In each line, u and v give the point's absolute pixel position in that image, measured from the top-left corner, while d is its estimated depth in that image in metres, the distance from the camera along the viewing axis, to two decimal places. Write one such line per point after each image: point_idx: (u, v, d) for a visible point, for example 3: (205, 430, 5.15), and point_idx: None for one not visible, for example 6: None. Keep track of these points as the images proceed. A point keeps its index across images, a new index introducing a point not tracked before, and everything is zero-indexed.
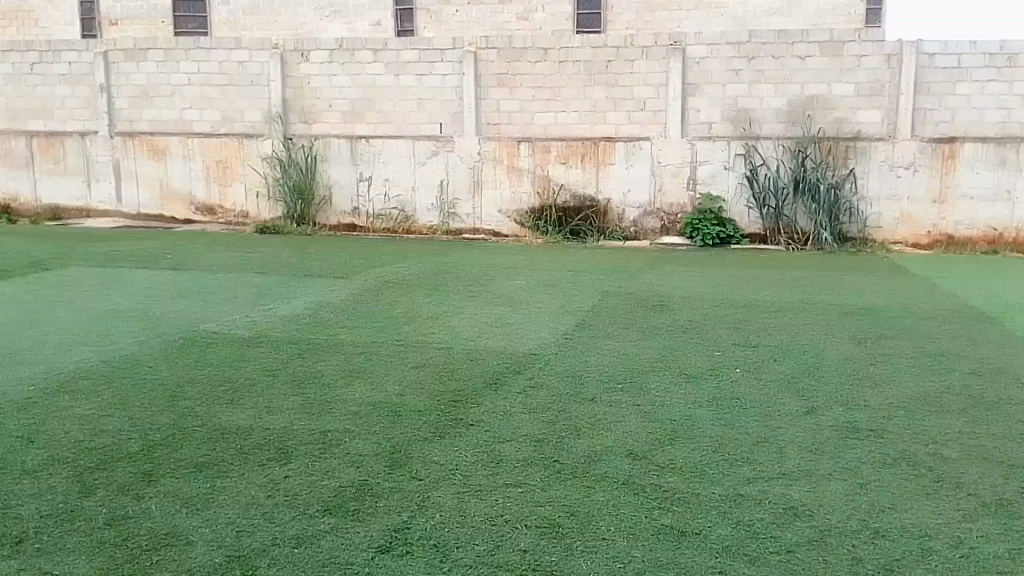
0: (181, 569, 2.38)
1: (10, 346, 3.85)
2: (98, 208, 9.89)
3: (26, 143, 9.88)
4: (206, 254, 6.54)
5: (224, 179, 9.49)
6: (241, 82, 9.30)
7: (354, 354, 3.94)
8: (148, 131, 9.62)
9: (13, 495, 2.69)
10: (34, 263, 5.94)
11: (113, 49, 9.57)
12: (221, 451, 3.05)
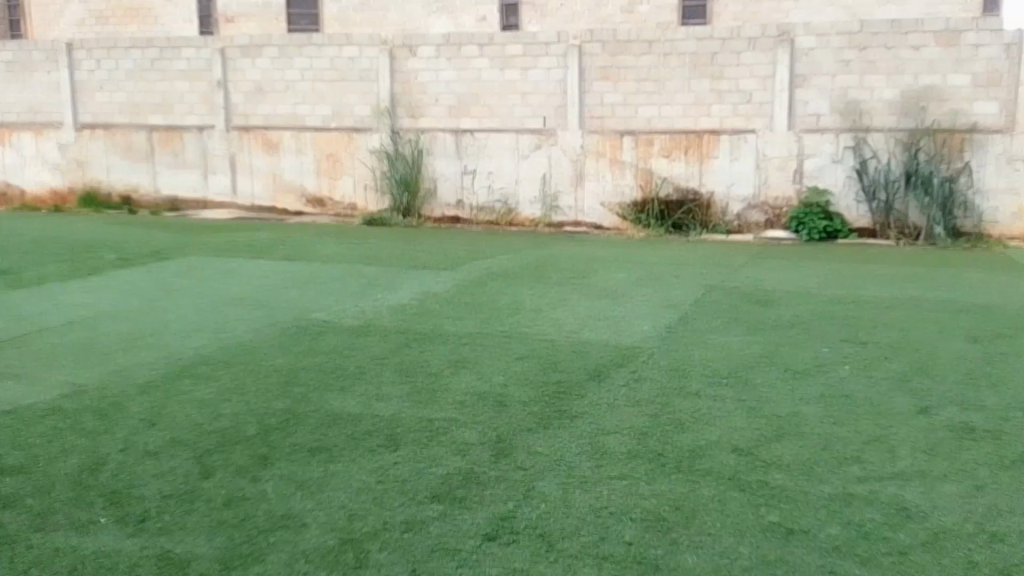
0: (297, 550, 2.44)
1: (138, 331, 4.06)
2: (215, 201, 9.54)
3: (146, 136, 9.59)
4: (316, 244, 6.79)
5: (336, 173, 9.05)
6: (350, 78, 8.86)
7: (458, 345, 3.98)
8: (263, 125, 9.23)
9: (136, 474, 2.73)
10: (154, 253, 6.20)
11: (229, 46, 9.23)
12: (333, 436, 3.08)
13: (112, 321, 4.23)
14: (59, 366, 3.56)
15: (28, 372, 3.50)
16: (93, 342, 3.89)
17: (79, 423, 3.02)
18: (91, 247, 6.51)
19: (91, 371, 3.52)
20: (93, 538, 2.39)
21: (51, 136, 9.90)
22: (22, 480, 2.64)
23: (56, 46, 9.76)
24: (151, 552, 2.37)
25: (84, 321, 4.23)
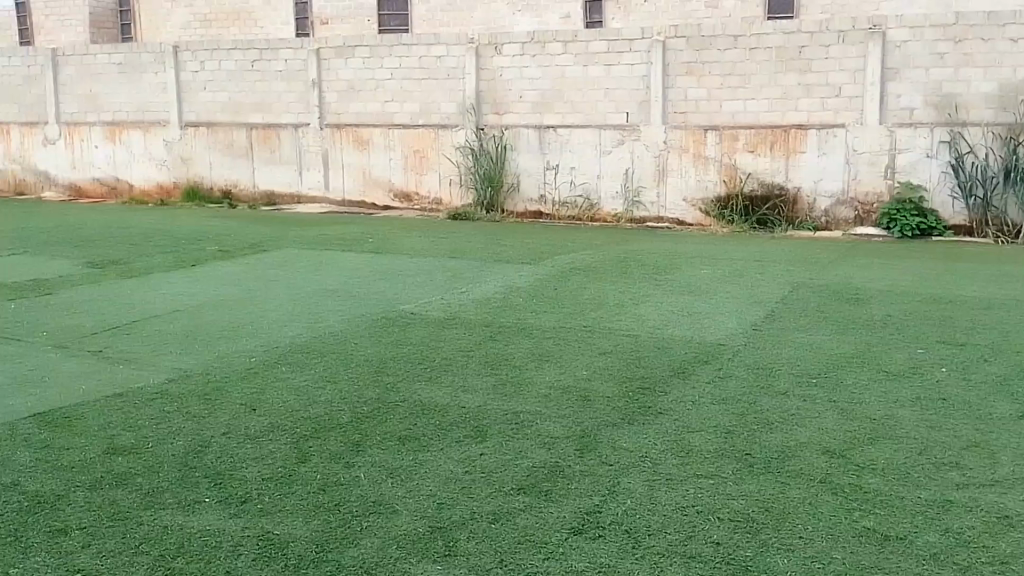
0: (390, 536, 2.48)
1: (238, 320, 4.20)
2: (307, 194, 10.51)
3: (247, 134, 10.66)
4: (402, 237, 7.05)
5: (420, 168, 9.86)
6: (439, 75, 9.58)
7: (542, 338, 4.01)
8: (354, 123, 10.12)
9: (237, 457, 2.79)
10: (254, 245, 6.50)
11: (325, 47, 10.12)
12: (421, 426, 3.11)
13: (215, 309, 4.41)
14: (170, 351, 3.72)
15: (140, 356, 3.66)
16: (197, 328, 4.06)
17: (185, 408, 3.11)
18: (196, 240, 6.90)
19: (197, 357, 3.66)
20: (198, 516, 2.43)
21: (162, 134, 11.10)
22: (133, 459, 2.71)
23: (165, 49, 10.88)
24: (253, 533, 2.39)
25: (190, 308, 4.42)
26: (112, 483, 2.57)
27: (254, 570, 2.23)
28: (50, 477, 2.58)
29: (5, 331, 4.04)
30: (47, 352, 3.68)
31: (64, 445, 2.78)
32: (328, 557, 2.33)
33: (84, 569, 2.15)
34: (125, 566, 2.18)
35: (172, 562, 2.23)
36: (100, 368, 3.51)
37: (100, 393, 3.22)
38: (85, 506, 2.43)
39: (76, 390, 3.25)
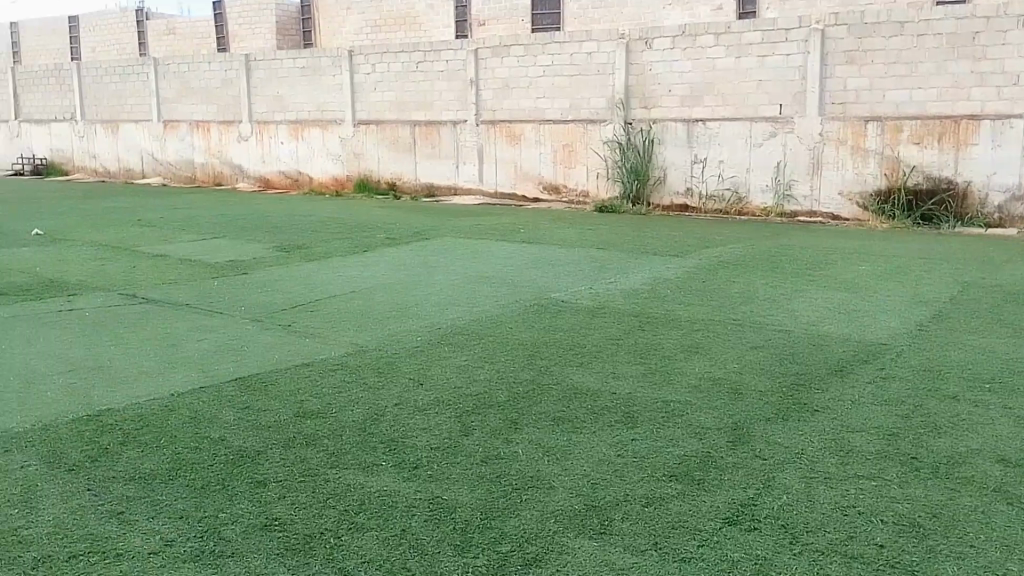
0: (547, 510, 2.56)
1: (403, 302, 4.46)
2: (464, 187, 11.40)
3: (411, 130, 11.69)
4: (553, 228, 7.38)
5: (569, 161, 10.44)
6: (589, 72, 10.12)
7: (692, 330, 4.03)
8: (507, 119, 10.87)
9: (408, 426, 3.02)
10: (416, 234, 6.95)
11: (481, 47, 10.92)
12: (575, 409, 3.20)
13: (383, 291, 4.71)
14: (347, 328, 3.99)
15: (321, 331, 3.95)
16: (367, 308, 4.35)
17: (362, 379, 3.37)
18: (365, 228, 7.44)
19: (369, 334, 3.91)
20: (376, 478, 2.69)
21: (337, 131, 12.43)
22: (319, 423, 2.99)
23: (342, 53, 12.16)
24: (424, 496, 2.61)
25: (361, 292, 4.71)
26: (303, 443, 2.87)
27: (426, 530, 2.43)
28: (250, 434, 2.90)
29: (207, 303, 4.50)
30: (243, 324, 4.07)
31: (260, 408, 3.09)
32: (490, 525, 2.47)
33: (280, 518, 2.46)
34: (315, 518, 2.46)
35: (355, 517, 2.48)
36: (287, 339, 3.84)
37: (290, 362, 3.54)
38: (280, 462, 2.75)
39: (267, 359, 3.57)
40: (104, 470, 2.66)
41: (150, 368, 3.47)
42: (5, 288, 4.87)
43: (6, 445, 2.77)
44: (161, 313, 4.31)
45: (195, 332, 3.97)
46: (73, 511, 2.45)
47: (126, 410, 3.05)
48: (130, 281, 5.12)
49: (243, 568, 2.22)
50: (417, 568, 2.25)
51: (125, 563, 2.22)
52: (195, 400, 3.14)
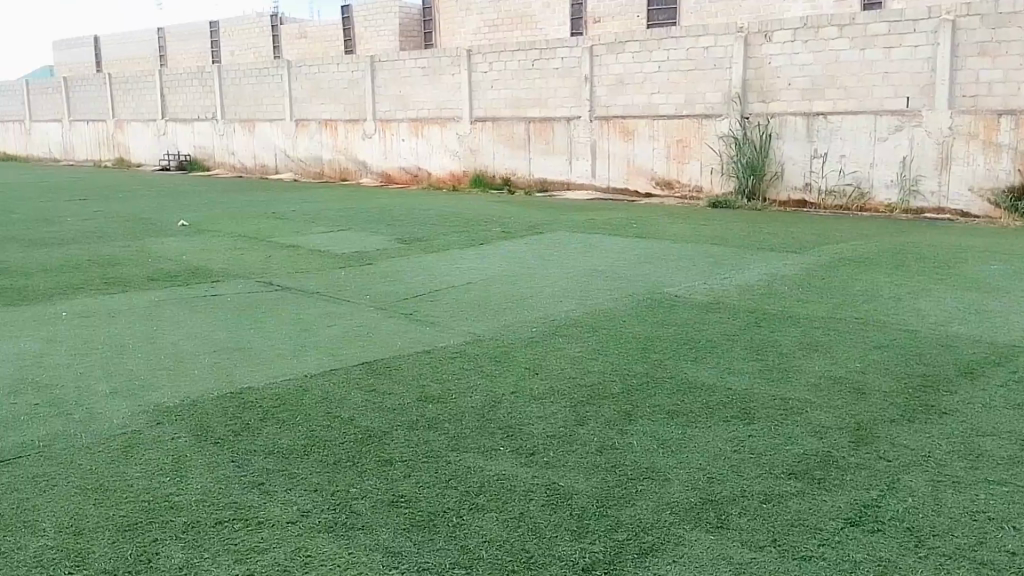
0: (662, 501, 2.57)
1: (521, 294, 4.64)
2: (577, 182, 11.84)
3: (525, 127, 12.24)
4: (665, 226, 7.49)
5: (682, 157, 10.69)
6: (706, 66, 10.29)
7: (813, 329, 3.98)
8: (621, 115, 11.21)
9: (525, 414, 3.11)
10: (532, 229, 7.22)
11: (597, 44, 11.34)
12: (690, 403, 3.21)
13: (499, 283, 4.92)
14: (466, 317, 4.17)
15: (441, 320, 4.15)
16: (484, 300, 4.54)
17: (479, 366, 3.51)
18: (482, 222, 7.76)
19: (487, 324, 4.06)
20: (495, 462, 2.78)
21: (455, 129, 13.19)
22: (440, 407, 3.14)
23: (461, 53, 12.85)
24: (541, 482, 2.67)
25: (476, 284, 4.90)
26: (426, 426, 3.01)
27: (543, 514, 2.49)
28: (375, 415, 3.07)
29: (336, 292, 4.77)
30: (369, 312, 4.30)
31: (386, 390, 3.27)
32: (606, 513, 2.49)
33: (405, 495, 2.58)
34: (438, 497, 2.57)
35: (475, 498, 2.57)
36: (410, 326, 4.04)
37: (411, 349, 3.72)
38: (405, 443, 2.89)
39: (391, 345, 3.76)
40: (247, 443, 2.87)
41: (285, 350, 3.72)
42: (159, 274, 5.30)
43: (160, 418, 3.04)
44: (294, 299, 4.60)
45: (325, 318, 4.22)
46: (219, 480, 2.64)
47: (264, 388, 3.29)
48: (266, 269, 5.45)
49: (372, 540, 2.33)
50: (535, 551, 2.30)
51: (266, 530, 2.38)
52: (327, 381, 3.36)
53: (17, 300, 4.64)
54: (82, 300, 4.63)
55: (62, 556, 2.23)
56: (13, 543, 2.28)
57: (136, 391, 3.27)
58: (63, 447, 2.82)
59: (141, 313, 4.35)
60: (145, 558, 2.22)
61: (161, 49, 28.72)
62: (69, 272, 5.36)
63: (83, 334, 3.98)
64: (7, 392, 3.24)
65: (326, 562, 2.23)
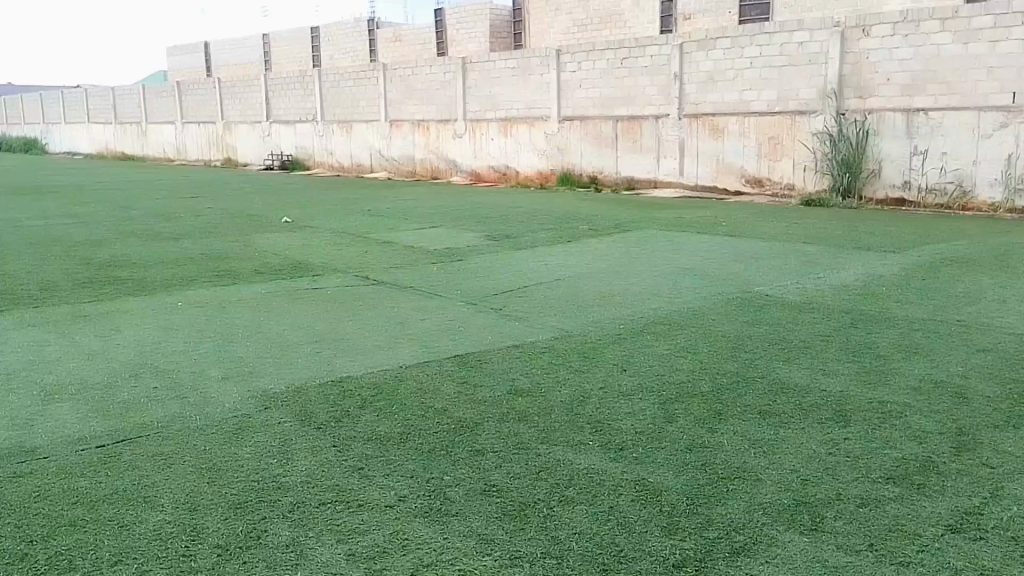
0: (754, 500, 2.54)
1: (614, 287, 4.80)
2: (664, 180, 12.03)
3: (613, 125, 12.51)
4: (756, 224, 7.42)
5: (774, 155, 10.70)
6: (800, 61, 10.22)
7: (912, 331, 3.87)
8: (711, 112, 11.28)
9: (614, 410, 3.15)
10: (619, 226, 7.29)
11: (687, 41, 11.40)
12: (781, 404, 3.18)
13: (589, 279, 5.03)
14: (554, 313, 4.27)
15: (529, 316, 4.24)
16: (572, 296, 4.62)
17: (567, 362, 3.59)
18: (570, 219, 7.89)
19: (576, 321, 4.15)
20: (584, 456, 2.82)
21: (543, 128, 13.57)
22: (531, 401, 3.22)
23: (551, 53, 13.27)
24: (630, 477, 2.68)
25: (565, 280, 5.02)
26: (516, 418, 3.09)
27: (633, 509, 2.50)
28: (468, 407, 3.18)
29: (428, 286, 4.92)
30: (460, 306, 4.44)
31: (477, 383, 3.39)
32: (697, 511, 2.49)
33: (497, 485, 2.64)
34: (529, 488, 2.62)
35: (565, 491, 2.61)
36: (500, 321, 4.16)
37: (502, 343, 3.83)
38: (496, 434, 2.97)
39: (482, 340, 3.88)
40: (347, 429, 3.01)
41: (382, 342, 3.89)
42: (263, 268, 5.57)
43: (266, 403, 3.22)
44: (389, 294, 4.77)
45: (419, 312, 4.38)
46: (322, 464, 2.77)
47: (362, 377, 3.47)
48: (363, 264, 5.65)
49: (465, 527, 2.40)
50: (626, 545, 2.31)
51: (365, 512, 2.48)
52: (420, 372, 3.50)
53: (138, 289, 4.97)
54: (194, 291, 4.92)
55: (179, 530, 2.36)
56: (135, 516, 2.43)
57: (245, 376, 3.49)
58: (179, 429, 3.01)
59: (248, 303, 4.60)
60: (254, 535, 2.35)
61: (264, 54, 30.05)
62: (183, 265, 5.70)
63: (197, 322, 4.25)
64: (130, 375, 3.51)
65: (422, 546, 2.30)
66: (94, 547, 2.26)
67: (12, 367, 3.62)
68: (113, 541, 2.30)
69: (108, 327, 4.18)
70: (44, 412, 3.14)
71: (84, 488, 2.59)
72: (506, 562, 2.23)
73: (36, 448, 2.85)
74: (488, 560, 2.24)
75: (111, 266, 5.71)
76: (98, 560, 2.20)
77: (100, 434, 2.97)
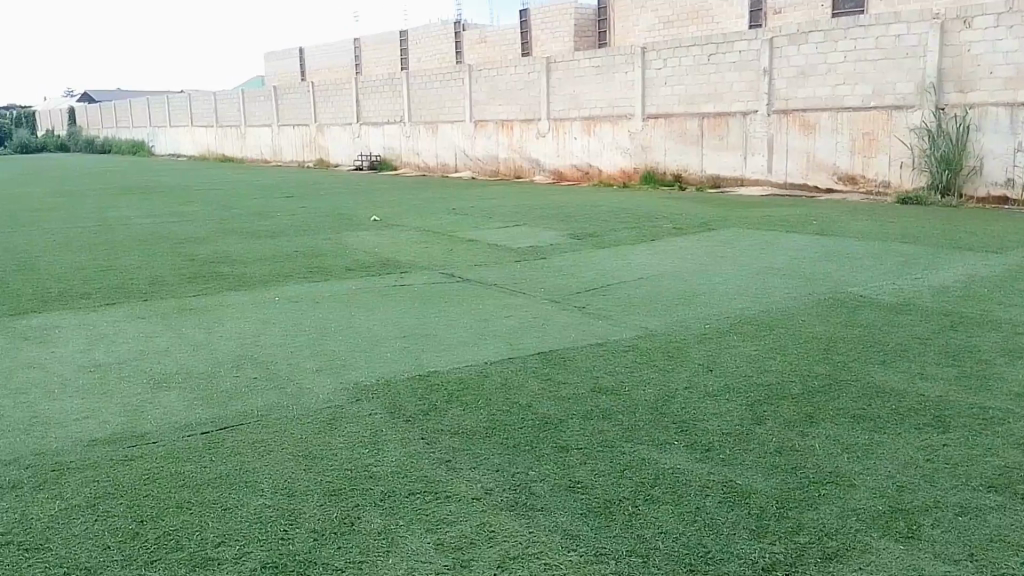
0: (846, 506, 2.48)
1: (694, 289, 4.71)
2: (751, 177, 12.01)
3: (698, 123, 12.57)
4: (850, 223, 7.20)
5: (869, 150, 10.52)
6: (896, 55, 10.05)
7: (1016, 333, 3.72)
8: (801, 108, 11.23)
9: (702, 410, 3.13)
10: (703, 225, 7.23)
11: (777, 35, 11.43)
12: (876, 408, 3.09)
13: (673, 279, 4.99)
14: (637, 313, 4.27)
15: (612, 315, 4.25)
16: (656, 295, 4.61)
17: (652, 361, 3.59)
18: (655, 217, 7.86)
19: (659, 320, 4.13)
20: (670, 455, 2.81)
21: (627, 126, 13.75)
22: (616, 399, 3.23)
23: (635, 51, 13.45)
24: (718, 479, 2.66)
25: (648, 280, 4.99)
26: (600, 416, 3.10)
27: (720, 511, 2.46)
28: (552, 403, 3.21)
29: (512, 284, 4.98)
30: (542, 305, 4.49)
31: (561, 379, 3.43)
32: (787, 515, 2.44)
33: (583, 482, 2.65)
34: (614, 486, 2.62)
35: (651, 490, 2.60)
36: (584, 320, 4.18)
37: (585, 341, 3.87)
38: (580, 432, 2.99)
39: (565, 338, 3.92)
40: (436, 423, 3.09)
41: (467, 338, 3.97)
42: (354, 265, 5.74)
43: (358, 395, 3.34)
44: (473, 291, 4.84)
45: (502, 309, 4.44)
46: (412, 455, 2.85)
47: (448, 372, 3.55)
48: (449, 262, 5.76)
49: (552, 522, 2.42)
50: (713, 547, 2.28)
51: (454, 504, 2.54)
52: (505, 368, 3.57)
53: (238, 284, 5.21)
54: (289, 286, 5.12)
55: (279, 514, 2.46)
56: (238, 499, 2.55)
57: (338, 369, 3.63)
58: (277, 417, 3.16)
59: (340, 298, 4.78)
60: (348, 521, 2.42)
61: (356, 58, 30.83)
62: (278, 262, 5.93)
63: (291, 316, 4.43)
64: (231, 366, 3.69)
65: (509, 539, 2.34)
66: (199, 528, 2.37)
67: (123, 357, 3.85)
68: (217, 522, 2.41)
69: (210, 320, 4.40)
70: (155, 399, 3.34)
71: (191, 472, 2.73)
72: (591, 558, 2.24)
73: (146, 433, 3.03)
74: (573, 556, 2.25)
75: (212, 262, 6.00)
76: (205, 540, 2.31)
77: (205, 421, 3.13)
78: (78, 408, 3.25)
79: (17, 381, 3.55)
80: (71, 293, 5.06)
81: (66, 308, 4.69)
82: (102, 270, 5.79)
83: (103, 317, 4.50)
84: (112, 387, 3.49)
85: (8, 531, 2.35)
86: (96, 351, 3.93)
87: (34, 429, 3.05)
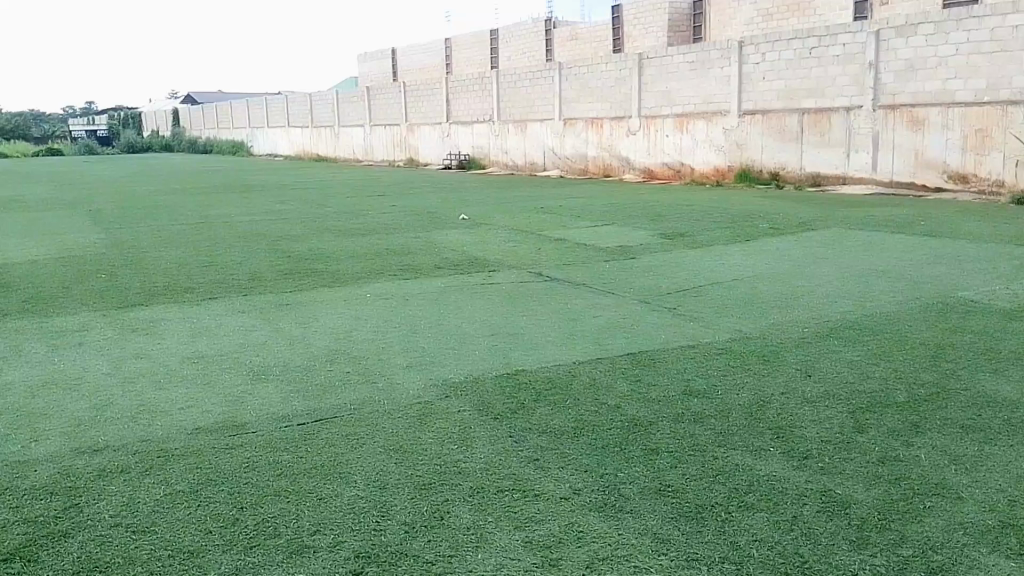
0: (954, 521, 2.32)
1: (791, 291, 4.61)
2: (855, 175, 11.90)
3: (799, 119, 12.53)
4: (961, 224, 6.89)
5: (983, 148, 10.36)
6: (1014, 47, 9.94)
7: None
8: (910, 103, 11.07)
9: (798, 416, 3.03)
10: (801, 224, 7.05)
11: (884, 28, 11.31)
12: (986, 419, 2.93)
13: (769, 280, 4.88)
14: (732, 315, 4.20)
15: (706, 317, 4.19)
16: (752, 297, 4.53)
17: (746, 364, 3.53)
18: (750, 216, 7.74)
19: (754, 323, 4.06)
20: (765, 462, 2.71)
21: (722, 122, 13.74)
22: (707, 402, 3.17)
23: (731, 45, 13.44)
24: (816, 488, 2.53)
25: (742, 281, 4.89)
26: (691, 419, 3.04)
27: (819, 520, 2.35)
28: (641, 405, 3.17)
29: (600, 284, 4.97)
30: (633, 305, 4.46)
31: (650, 380, 3.40)
32: (889, 526, 2.31)
33: (673, 485, 2.58)
34: (706, 491, 2.54)
35: (744, 496, 2.50)
36: (675, 321, 4.13)
37: (677, 343, 3.83)
38: (671, 434, 2.94)
39: (656, 338, 3.89)
40: (522, 421, 3.09)
41: (555, 337, 3.98)
42: (442, 263, 5.82)
43: (447, 392, 3.39)
44: (562, 291, 4.85)
45: (592, 309, 4.43)
46: (500, 452, 2.85)
47: (537, 371, 3.56)
48: (536, 261, 5.77)
49: (641, 525, 2.36)
50: (811, 557, 2.17)
51: (541, 502, 2.51)
52: (593, 369, 3.57)
53: (333, 281, 5.35)
54: (381, 284, 5.21)
55: (371, 506, 2.49)
56: (331, 490, 2.59)
57: (428, 366, 3.68)
58: (369, 411, 3.23)
59: (430, 297, 4.84)
60: (437, 516, 2.43)
61: (446, 58, 31.17)
62: (370, 259, 6.07)
63: (387, 312, 4.54)
64: (326, 361, 3.79)
65: (598, 539, 2.29)
66: (295, 517, 2.43)
67: (226, 349, 4.02)
68: (311, 511, 2.46)
69: (307, 315, 4.55)
70: (253, 390, 3.46)
71: (287, 461, 2.81)
72: (682, 563, 2.16)
73: (245, 423, 3.13)
74: (664, 560, 2.18)
75: (308, 258, 6.21)
76: (300, 528, 2.36)
77: (301, 413, 3.23)
78: (182, 398, 3.39)
79: (125, 370, 3.75)
80: (176, 287, 5.29)
81: (172, 301, 4.93)
82: (204, 265, 6.04)
83: (204, 311, 4.69)
84: (213, 377, 3.63)
85: (116, 513, 2.46)
86: (199, 343, 4.12)
87: (140, 417, 3.20)
